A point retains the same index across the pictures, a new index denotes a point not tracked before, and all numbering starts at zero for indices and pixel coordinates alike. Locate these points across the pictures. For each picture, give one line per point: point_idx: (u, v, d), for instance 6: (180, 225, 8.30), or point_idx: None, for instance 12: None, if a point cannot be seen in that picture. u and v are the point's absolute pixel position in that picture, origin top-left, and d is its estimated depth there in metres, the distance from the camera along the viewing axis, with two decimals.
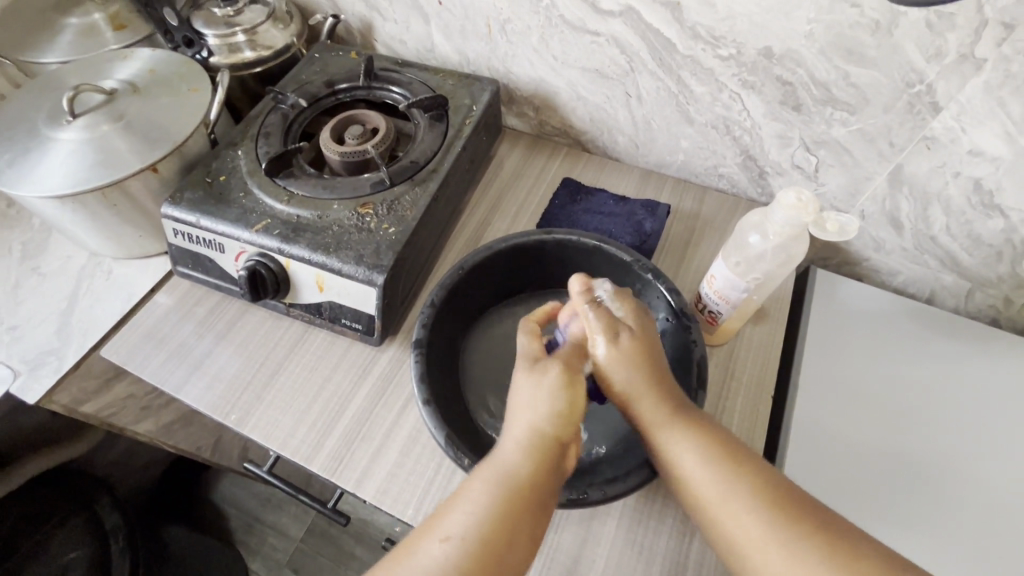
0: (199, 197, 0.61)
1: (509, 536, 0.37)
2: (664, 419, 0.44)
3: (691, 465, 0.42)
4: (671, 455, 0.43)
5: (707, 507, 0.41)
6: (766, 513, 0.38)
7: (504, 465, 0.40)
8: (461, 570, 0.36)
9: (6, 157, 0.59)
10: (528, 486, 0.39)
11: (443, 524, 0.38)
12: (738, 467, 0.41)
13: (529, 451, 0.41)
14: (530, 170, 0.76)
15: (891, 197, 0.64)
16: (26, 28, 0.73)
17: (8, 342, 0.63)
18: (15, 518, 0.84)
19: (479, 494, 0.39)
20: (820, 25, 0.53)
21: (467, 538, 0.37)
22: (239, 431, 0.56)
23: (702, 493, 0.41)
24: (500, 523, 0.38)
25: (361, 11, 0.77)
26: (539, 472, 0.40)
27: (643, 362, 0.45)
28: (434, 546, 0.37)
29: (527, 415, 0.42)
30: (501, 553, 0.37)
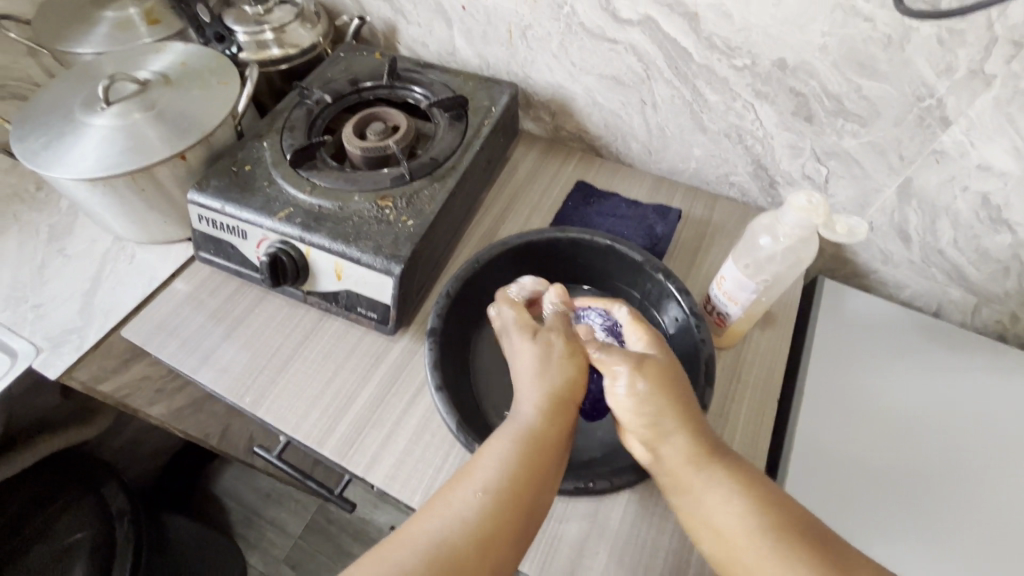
0: (225, 185, 0.63)
1: (536, 481, 0.42)
2: (700, 463, 0.43)
3: (725, 517, 0.41)
4: (705, 503, 0.42)
5: (745, 562, 0.39)
6: (811, 573, 0.37)
7: (525, 423, 0.44)
8: (496, 516, 0.40)
9: (42, 140, 0.61)
10: (550, 441, 0.44)
11: (477, 477, 0.41)
12: (780, 520, 0.40)
13: (550, 415, 0.45)
14: (545, 173, 0.78)
15: (900, 209, 0.65)
16: (63, 19, 0.76)
17: (33, 319, 0.65)
18: (25, 497, 0.85)
19: (508, 449, 0.42)
20: (834, 38, 0.55)
21: (500, 488, 0.41)
22: (254, 413, 0.57)
23: (742, 545, 0.40)
24: (525, 470, 0.42)
25: (386, 14, 0.80)
26: (560, 431, 0.45)
27: (664, 393, 0.44)
28: (469, 496, 0.40)
29: (546, 385, 0.46)
30: (529, 501, 0.41)
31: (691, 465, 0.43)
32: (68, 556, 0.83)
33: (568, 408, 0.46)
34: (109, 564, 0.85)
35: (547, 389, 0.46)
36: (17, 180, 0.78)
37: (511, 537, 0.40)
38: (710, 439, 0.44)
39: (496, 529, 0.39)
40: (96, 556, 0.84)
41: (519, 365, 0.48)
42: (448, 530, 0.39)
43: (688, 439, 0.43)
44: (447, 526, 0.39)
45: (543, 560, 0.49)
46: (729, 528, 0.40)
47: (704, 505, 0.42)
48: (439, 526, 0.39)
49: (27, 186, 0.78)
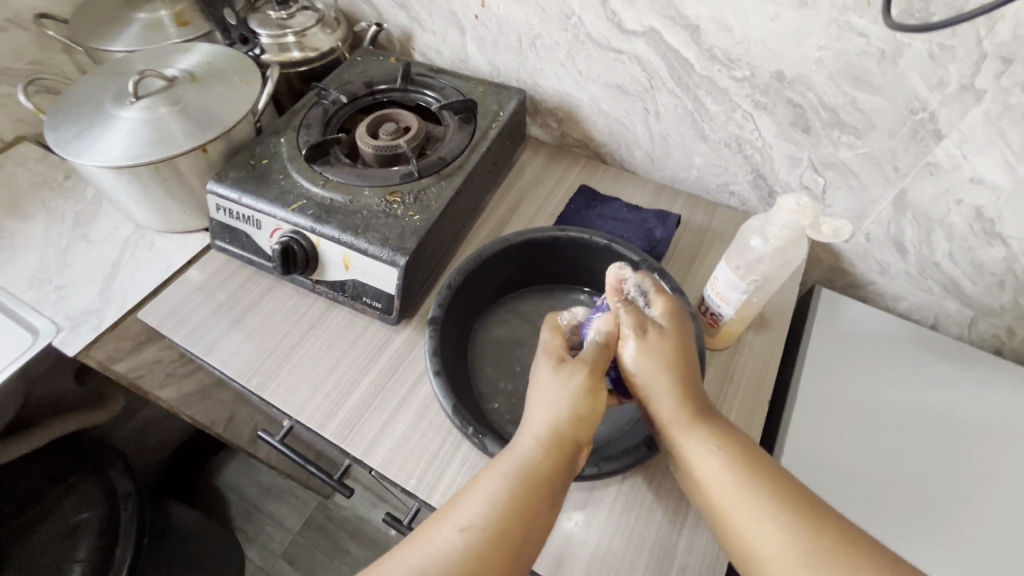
0: (242, 177, 0.66)
1: (527, 522, 0.40)
2: (685, 424, 0.45)
3: (709, 469, 0.42)
4: (691, 458, 0.44)
5: (726, 512, 0.41)
6: (787, 518, 0.39)
7: (520, 457, 0.43)
8: (481, 556, 0.38)
9: (74, 130, 0.64)
10: (543, 478, 0.42)
11: (462, 513, 0.40)
12: (761, 475, 0.41)
13: (548, 448, 0.43)
14: (550, 176, 0.80)
15: (896, 221, 0.67)
16: (98, 19, 0.81)
17: (56, 299, 0.68)
18: (37, 477, 0.88)
19: (498, 485, 0.41)
20: (829, 52, 0.57)
21: (486, 525, 0.39)
22: (259, 395, 0.59)
23: (723, 497, 0.41)
24: (514, 509, 0.40)
25: (402, 22, 0.83)
26: (556, 465, 0.43)
27: (672, 365, 0.47)
28: (453, 533, 0.39)
29: (551, 414, 0.44)
30: (519, 540, 0.39)
31: (678, 426, 0.45)
32: (74, 533, 0.84)
33: (577, 441, 0.44)
34: (113, 545, 0.85)
35: (551, 421, 0.44)
36: (47, 170, 0.82)
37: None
38: (698, 402, 0.46)
39: (480, 569, 0.38)
40: (102, 535, 0.85)
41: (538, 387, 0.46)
42: (429, 566, 0.38)
43: (676, 399, 0.45)
44: (429, 564, 0.38)
45: None
46: (712, 481, 0.42)
47: (689, 462, 0.44)
48: (422, 564, 0.38)
49: (56, 175, 0.81)
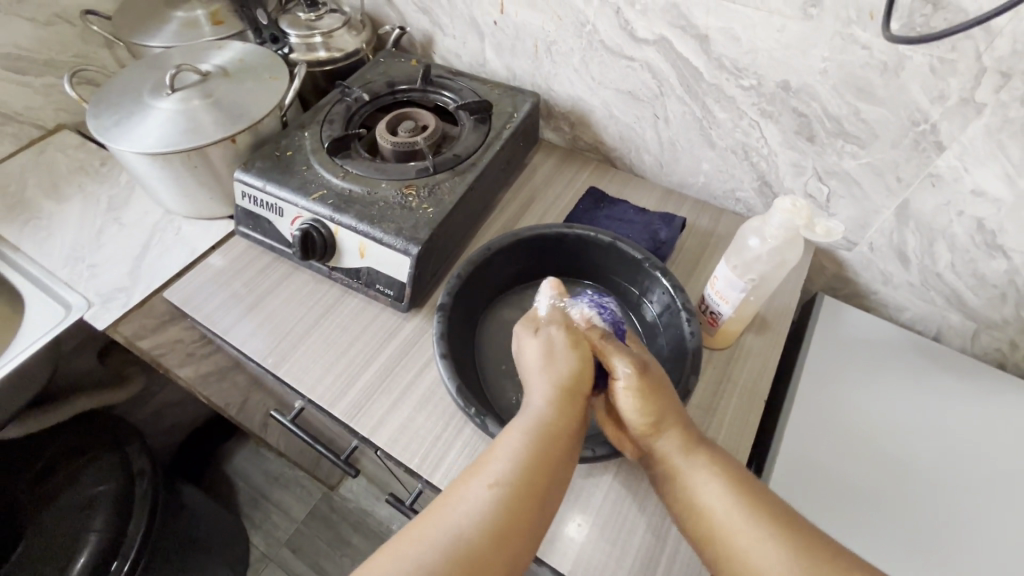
0: (268, 167, 0.69)
1: (548, 472, 0.43)
2: (685, 449, 0.46)
3: (710, 497, 0.43)
4: (691, 487, 0.44)
5: (728, 541, 0.42)
6: (784, 545, 0.40)
7: (535, 415, 0.46)
8: (511, 508, 0.40)
9: (113, 118, 0.69)
10: (559, 433, 0.45)
11: (488, 470, 0.42)
12: (760, 503, 0.43)
13: (561, 407, 0.46)
14: (561, 178, 0.83)
15: (898, 230, 0.68)
16: (139, 16, 0.86)
17: (88, 276, 0.72)
18: (59, 449, 0.92)
19: (519, 441, 0.44)
20: (833, 63, 0.59)
21: (512, 479, 0.42)
22: (274, 373, 0.62)
23: (724, 522, 0.42)
24: (536, 461, 0.43)
25: (424, 26, 0.87)
26: (569, 419, 0.46)
27: (654, 397, 0.47)
28: (483, 489, 0.41)
29: (554, 375, 0.48)
30: (543, 491, 0.42)
31: (678, 451, 0.46)
32: (91, 506, 0.87)
33: (579, 401, 0.47)
34: (124, 521, 0.87)
35: (556, 385, 0.47)
36: (85, 156, 0.87)
37: (525, 526, 0.40)
38: (692, 430, 0.47)
39: (511, 519, 0.40)
40: (114, 511, 0.87)
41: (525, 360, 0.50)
42: (465, 523, 0.39)
43: (674, 428, 0.47)
44: (462, 516, 0.40)
45: None
46: (713, 507, 0.43)
47: (689, 487, 0.45)
48: (455, 516, 0.40)
49: (93, 161, 0.86)
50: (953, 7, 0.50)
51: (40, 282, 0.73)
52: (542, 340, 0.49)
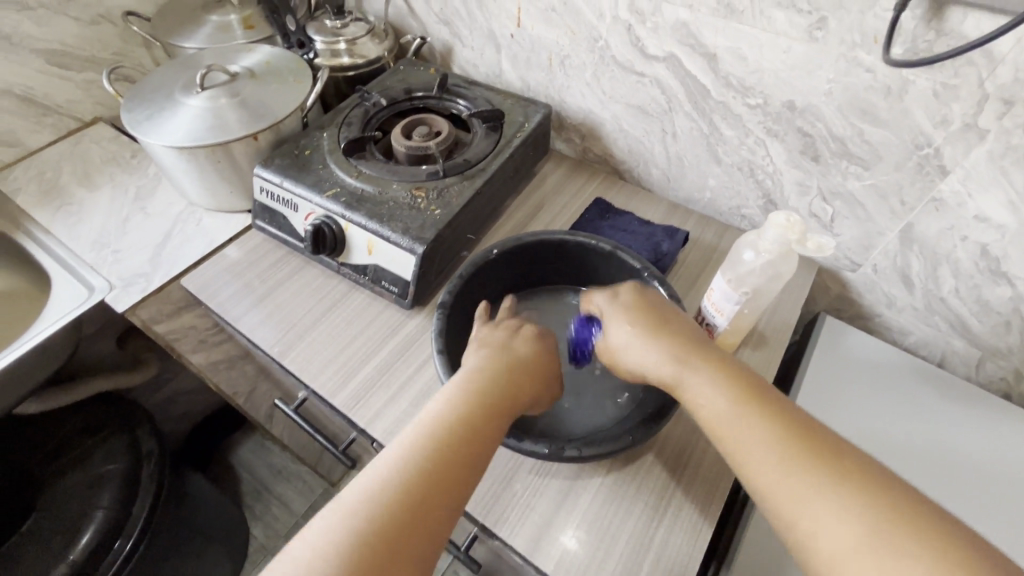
0: (286, 164, 0.72)
1: (486, 426, 0.46)
2: (686, 359, 0.49)
3: (708, 394, 0.46)
4: (691, 388, 0.47)
5: (723, 431, 0.44)
6: (775, 431, 0.42)
7: (473, 377, 0.49)
8: (451, 453, 0.43)
9: (146, 112, 0.73)
10: (497, 390, 0.49)
11: (418, 424, 0.45)
12: (758, 402, 0.44)
13: (496, 370, 0.50)
14: (569, 188, 0.85)
15: (902, 253, 0.68)
16: (176, 18, 0.90)
17: (113, 261, 0.75)
18: (74, 427, 0.95)
19: (458, 398, 0.47)
20: (838, 85, 0.60)
21: (451, 429, 0.45)
22: (280, 361, 0.65)
23: (718, 417, 0.45)
24: (475, 416, 0.46)
25: (444, 37, 0.90)
26: (508, 382, 0.50)
27: (645, 321, 0.52)
28: (424, 439, 0.43)
29: (494, 353, 0.52)
30: (474, 440, 0.45)
31: (677, 362, 0.49)
32: (100, 483, 0.90)
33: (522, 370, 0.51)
34: (131, 500, 0.90)
35: (492, 357, 0.52)
36: (117, 149, 0.91)
37: (457, 468, 0.43)
38: (693, 343, 0.50)
39: (441, 463, 0.42)
40: (121, 489, 0.90)
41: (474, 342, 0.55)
42: (407, 470, 0.41)
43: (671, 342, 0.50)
44: (393, 465, 0.42)
45: (511, 521, 0.53)
46: (710, 411, 0.45)
47: (691, 395, 0.47)
48: (385, 467, 0.42)
49: (125, 153, 0.90)
50: (956, 33, 0.51)
51: (67, 265, 0.77)
52: (503, 326, 0.56)
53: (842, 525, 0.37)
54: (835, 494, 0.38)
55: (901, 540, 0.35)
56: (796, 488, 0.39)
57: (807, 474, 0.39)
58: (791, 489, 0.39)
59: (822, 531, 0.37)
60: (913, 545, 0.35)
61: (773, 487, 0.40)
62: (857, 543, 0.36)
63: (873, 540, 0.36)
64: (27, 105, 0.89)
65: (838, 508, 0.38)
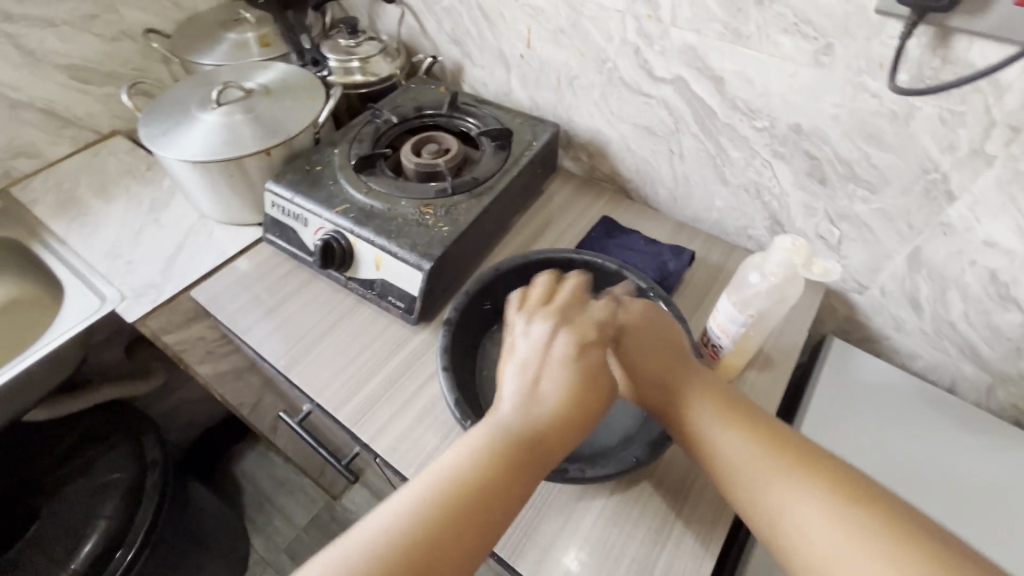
0: (297, 180, 0.74)
1: (512, 476, 0.43)
2: (673, 370, 0.51)
3: (688, 403, 0.49)
4: (674, 398, 0.50)
5: (701, 437, 0.47)
6: (746, 434, 0.45)
7: (503, 419, 0.46)
8: (472, 506, 0.41)
9: (163, 127, 0.74)
10: (531, 437, 0.45)
11: (439, 472, 0.43)
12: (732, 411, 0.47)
13: (538, 415, 0.46)
14: (576, 206, 0.85)
15: (910, 277, 0.68)
16: (195, 36, 0.93)
17: (125, 272, 0.77)
18: (80, 435, 0.96)
19: (483, 442, 0.45)
20: (844, 110, 0.60)
21: (474, 476, 0.42)
22: (286, 374, 0.65)
23: (696, 424, 0.48)
24: (502, 465, 0.44)
25: (455, 56, 0.92)
26: (546, 429, 0.46)
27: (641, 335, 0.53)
28: (443, 487, 0.42)
29: (531, 388, 0.48)
30: (499, 500, 0.42)
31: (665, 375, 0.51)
32: (104, 492, 0.90)
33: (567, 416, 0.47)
34: (134, 509, 0.90)
35: (537, 401, 0.47)
36: (134, 161, 0.93)
37: (478, 528, 0.41)
38: (685, 360, 0.52)
39: (462, 520, 0.40)
40: (124, 498, 0.90)
41: (516, 349, 0.51)
42: (425, 523, 0.40)
43: (660, 355, 0.52)
44: (411, 520, 0.40)
45: (514, 541, 0.53)
46: (694, 422, 0.48)
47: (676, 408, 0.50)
48: (399, 519, 0.40)
49: (141, 166, 0.92)
50: (962, 60, 0.51)
51: (80, 274, 0.78)
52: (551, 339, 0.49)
53: (818, 512, 0.40)
54: (803, 485, 0.41)
55: (886, 540, 0.37)
56: (768, 483, 0.42)
57: (786, 477, 0.42)
58: (767, 489, 0.42)
59: (795, 521, 0.40)
60: (873, 523, 0.38)
61: (753, 486, 0.43)
62: (827, 527, 0.39)
63: (840, 523, 0.38)
64: (48, 117, 0.91)
65: (806, 497, 0.40)
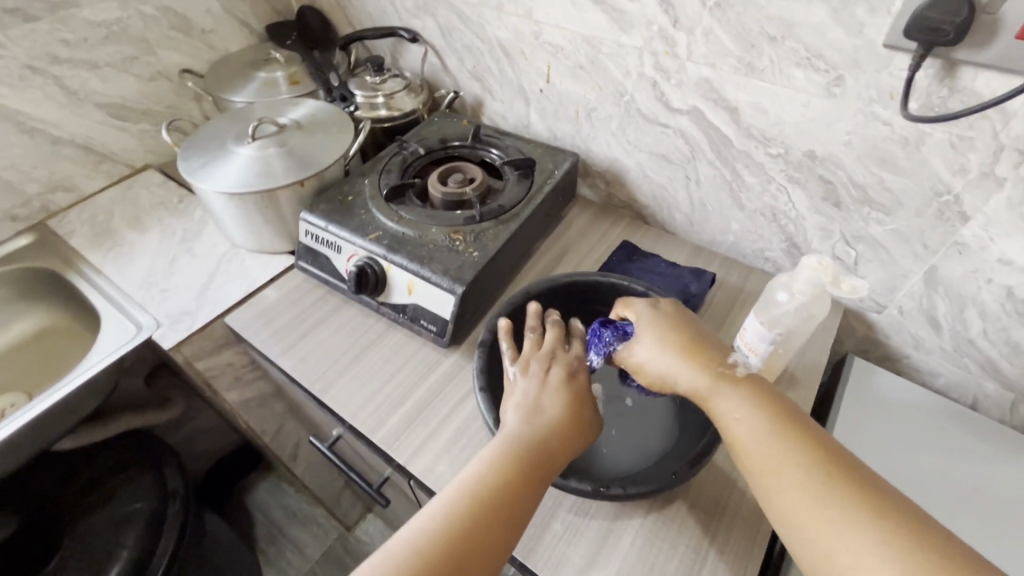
0: (331, 209, 0.76)
1: (524, 478, 0.47)
2: (722, 381, 0.49)
3: (739, 417, 0.47)
4: (722, 410, 0.48)
5: (751, 451, 0.46)
6: (801, 453, 0.44)
7: (514, 430, 0.50)
8: (487, 508, 0.44)
9: (201, 161, 0.78)
10: (541, 444, 0.49)
11: (458, 483, 0.46)
12: (791, 431, 0.45)
13: (539, 429, 0.50)
14: (595, 231, 0.88)
15: (927, 295, 0.69)
16: (228, 75, 0.98)
17: (160, 300, 0.79)
18: (101, 466, 0.95)
19: (496, 450, 0.49)
20: (857, 136, 0.63)
21: (488, 482, 0.46)
22: (321, 397, 0.66)
23: (746, 437, 0.46)
24: (514, 468, 0.47)
25: (475, 91, 0.96)
26: (553, 434, 0.50)
27: (673, 346, 0.54)
28: (460, 495, 0.45)
29: (537, 409, 0.52)
30: (526, 490, 0.46)
31: (708, 380, 0.50)
32: (126, 522, 0.90)
33: (573, 422, 0.52)
34: (155, 539, 0.90)
35: (536, 417, 0.51)
36: (165, 194, 0.96)
37: (508, 520, 0.44)
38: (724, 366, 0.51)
39: (480, 521, 0.44)
40: (146, 529, 0.90)
41: (513, 386, 0.55)
42: (445, 526, 0.43)
43: (696, 363, 0.51)
44: (433, 528, 0.43)
45: (554, 560, 0.53)
46: (746, 442, 0.46)
47: (725, 423, 0.48)
48: (425, 528, 0.43)
49: (172, 198, 0.95)
50: (968, 90, 0.54)
51: (116, 304, 0.80)
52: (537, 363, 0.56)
53: (877, 548, 0.38)
54: (855, 517, 0.40)
55: None
56: (821, 510, 0.41)
57: (843, 506, 0.40)
58: (822, 515, 0.41)
59: (854, 560, 0.38)
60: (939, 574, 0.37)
61: (807, 510, 0.41)
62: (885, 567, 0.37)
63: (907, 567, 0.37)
64: (85, 152, 0.94)
65: (872, 533, 0.39)
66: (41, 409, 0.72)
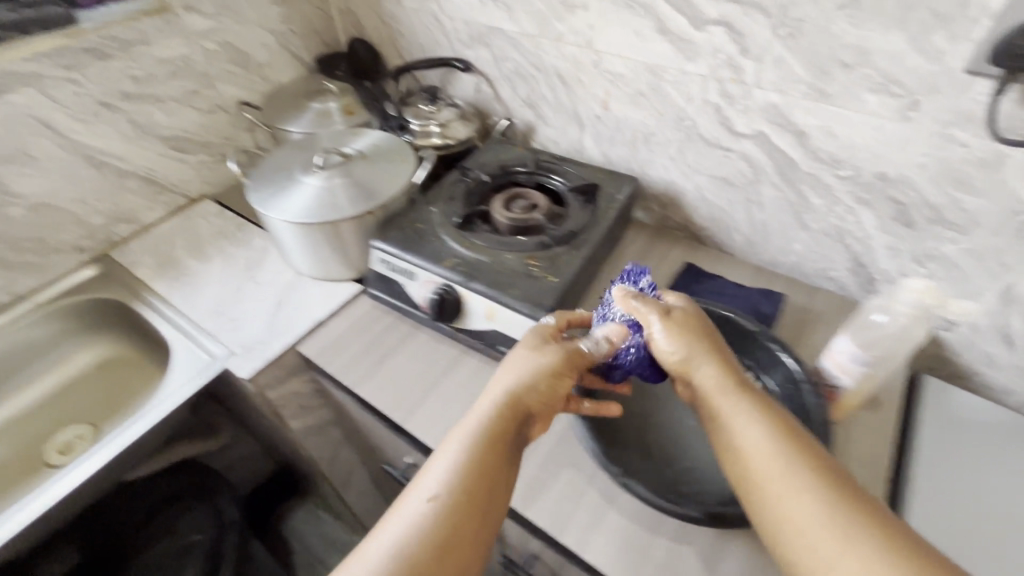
0: (404, 237, 0.77)
1: (496, 453, 0.48)
2: (729, 393, 0.48)
3: (748, 433, 0.45)
4: (732, 424, 0.47)
5: (756, 469, 0.44)
6: (809, 474, 0.42)
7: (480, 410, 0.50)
8: (464, 487, 0.45)
9: (269, 190, 0.79)
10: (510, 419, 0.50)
11: (433, 470, 0.46)
12: (793, 441, 0.44)
13: (509, 403, 0.51)
14: (654, 253, 0.89)
15: (1003, 313, 0.69)
16: (284, 106, 1.00)
17: (231, 329, 0.79)
18: (156, 499, 0.94)
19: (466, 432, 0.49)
20: (932, 159, 0.64)
21: (462, 465, 0.46)
22: (403, 425, 0.66)
23: (751, 452, 0.44)
24: (487, 446, 0.48)
25: (528, 117, 0.98)
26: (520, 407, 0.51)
27: (699, 332, 0.53)
28: (433, 483, 0.45)
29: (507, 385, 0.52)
30: (490, 478, 0.46)
31: (722, 391, 0.48)
32: (188, 554, 0.90)
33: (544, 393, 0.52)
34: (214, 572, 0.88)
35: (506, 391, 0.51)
36: (223, 223, 0.98)
37: (486, 497, 0.45)
38: (740, 379, 0.50)
39: (462, 503, 0.44)
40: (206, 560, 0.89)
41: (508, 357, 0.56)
42: (423, 514, 0.43)
43: (716, 367, 0.50)
44: (415, 519, 0.43)
45: None
46: (750, 449, 0.44)
47: (730, 430, 0.46)
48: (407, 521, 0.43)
49: (231, 228, 0.96)
50: None
51: (186, 334, 0.81)
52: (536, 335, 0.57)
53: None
54: (870, 549, 0.37)
55: None
56: (831, 537, 0.38)
57: (857, 537, 0.38)
58: (831, 542, 0.38)
59: None
60: None
61: (816, 536, 0.39)
62: None
63: None
64: (146, 184, 0.96)
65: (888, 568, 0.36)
66: (120, 442, 0.71)
